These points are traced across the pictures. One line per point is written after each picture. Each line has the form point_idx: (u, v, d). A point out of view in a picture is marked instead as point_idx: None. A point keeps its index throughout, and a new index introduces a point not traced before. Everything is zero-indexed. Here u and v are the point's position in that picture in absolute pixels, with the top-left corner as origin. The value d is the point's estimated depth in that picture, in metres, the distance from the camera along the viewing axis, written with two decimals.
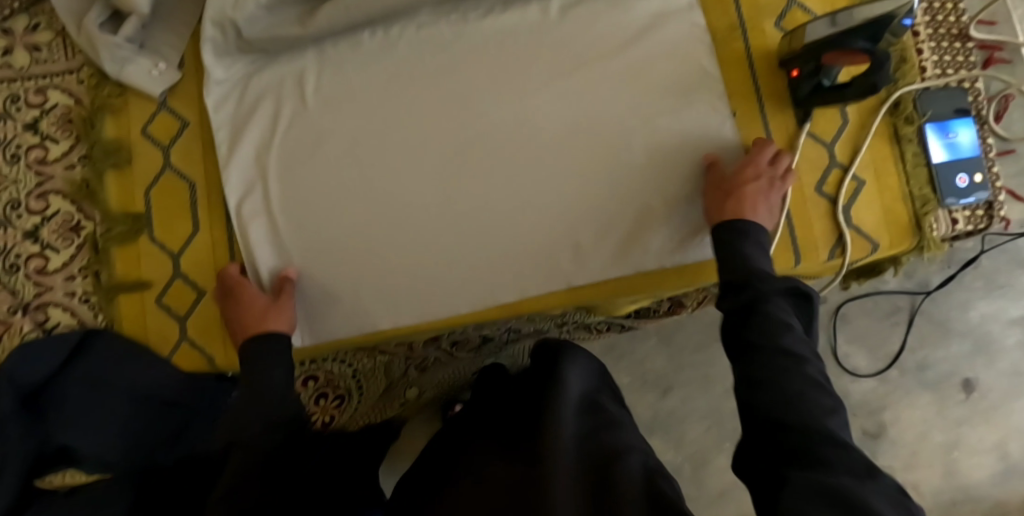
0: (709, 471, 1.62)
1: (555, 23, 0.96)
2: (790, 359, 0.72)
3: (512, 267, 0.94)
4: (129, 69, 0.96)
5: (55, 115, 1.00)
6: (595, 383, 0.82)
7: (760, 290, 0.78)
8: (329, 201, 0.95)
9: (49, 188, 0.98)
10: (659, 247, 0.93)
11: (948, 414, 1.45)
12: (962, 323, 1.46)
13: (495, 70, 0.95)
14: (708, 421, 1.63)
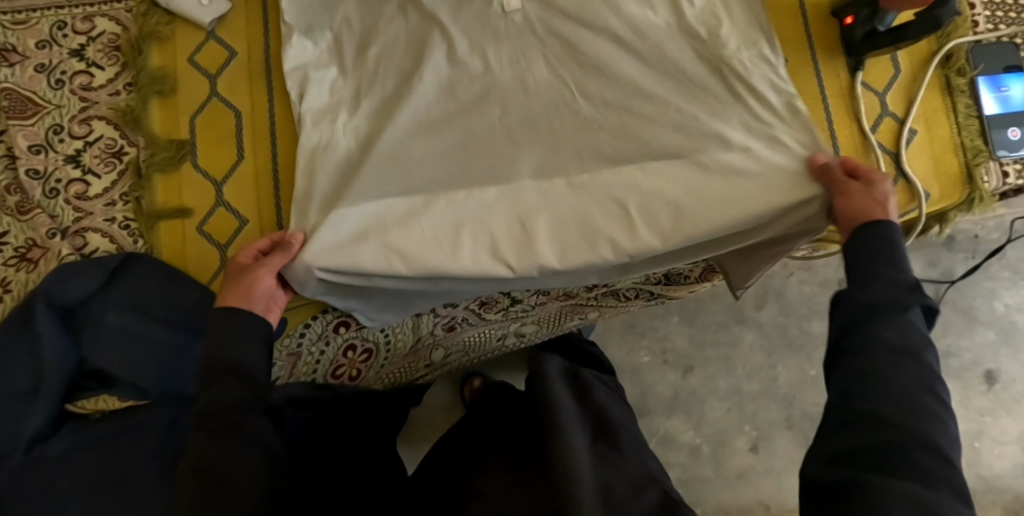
0: (729, 456, 1.59)
1: None
2: (918, 365, 0.68)
3: None
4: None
5: (101, 43, 0.99)
6: (594, 412, 1.08)
7: (903, 294, 0.71)
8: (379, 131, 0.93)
9: (92, 115, 0.98)
10: None
11: (967, 401, 1.57)
12: (988, 314, 1.60)
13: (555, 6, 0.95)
14: (730, 401, 1.62)
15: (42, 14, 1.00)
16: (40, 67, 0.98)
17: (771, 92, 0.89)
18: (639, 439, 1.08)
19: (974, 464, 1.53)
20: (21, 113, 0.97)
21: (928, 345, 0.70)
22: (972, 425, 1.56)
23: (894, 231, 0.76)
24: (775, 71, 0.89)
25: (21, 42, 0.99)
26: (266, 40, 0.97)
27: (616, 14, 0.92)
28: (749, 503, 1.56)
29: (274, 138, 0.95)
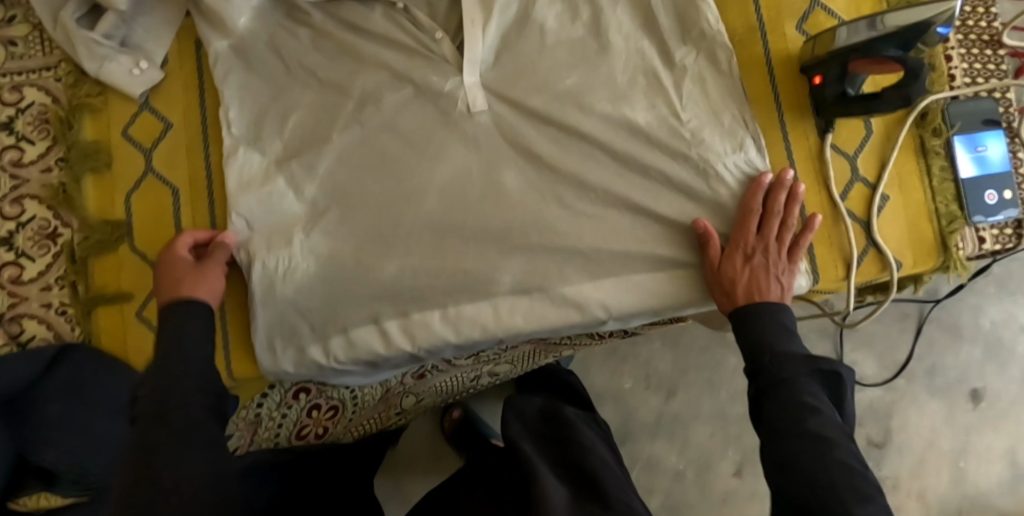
0: (713, 480, 1.52)
1: (568, 29, 0.91)
2: (814, 440, 0.69)
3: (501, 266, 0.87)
4: (108, 67, 0.91)
5: (30, 114, 0.94)
6: (573, 457, 0.99)
7: (779, 370, 0.75)
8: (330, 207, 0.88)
9: (24, 193, 0.93)
10: (662, 265, 0.87)
11: (952, 417, 1.40)
12: (972, 329, 1.42)
13: (509, 71, 0.90)
14: (713, 424, 1.54)
15: None
16: None
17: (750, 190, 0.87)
18: (628, 481, 0.97)
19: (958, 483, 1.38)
20: None
21: (837, 424, 0.71)
22: (956, 444, 1.39)
23: (788, 316, 0.81)
24: (746, 153, 0.88)
25: None
26: (204, 111, 0.92)
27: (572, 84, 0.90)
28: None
29: (213, 217, 0.90)
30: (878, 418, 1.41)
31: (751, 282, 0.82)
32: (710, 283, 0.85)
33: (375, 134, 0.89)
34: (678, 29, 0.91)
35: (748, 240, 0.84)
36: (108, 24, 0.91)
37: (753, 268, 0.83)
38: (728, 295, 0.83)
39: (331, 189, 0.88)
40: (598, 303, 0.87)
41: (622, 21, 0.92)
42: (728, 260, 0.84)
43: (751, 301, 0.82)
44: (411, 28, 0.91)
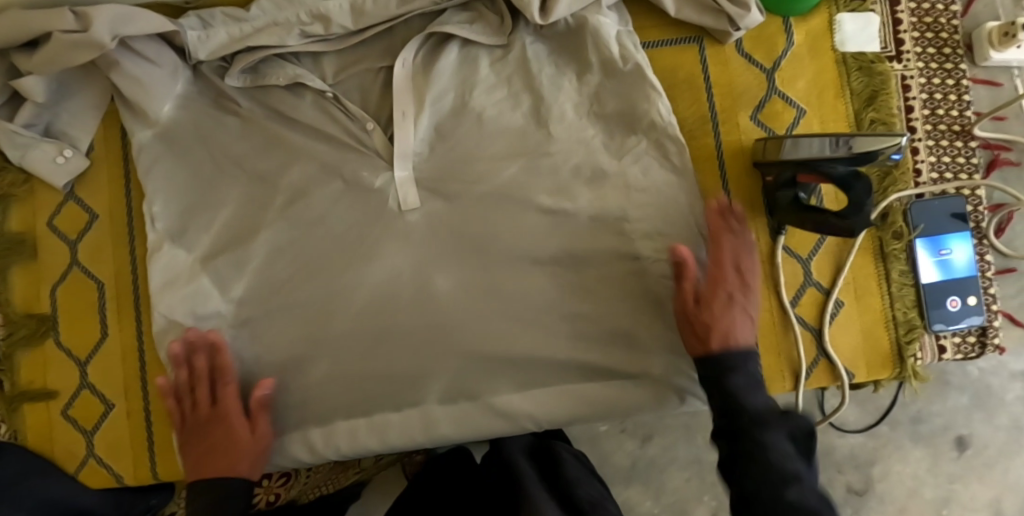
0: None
1: (504, 115, 0.86)
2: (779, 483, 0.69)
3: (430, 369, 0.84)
4: (31, 156, 0.88)
5: None
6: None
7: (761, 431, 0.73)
8: (261, 306, 0.86)
9: None
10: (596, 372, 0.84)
11: (937, 468, 1.14)
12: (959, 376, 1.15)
13: (443, 163, 0.86)
14: (689, 470, 1.18)
15: None
16: None
17: None
18: None
19: None
20: None
21: (795, 459, 0.72)
22: (938, 493, 1.14)
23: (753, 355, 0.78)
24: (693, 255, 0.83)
25: None
26: (130, 202, 0.89)
27: (509, 177, 0.85)
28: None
29: (139, 314, 0.88)
30: (856, 461, 1.15)
31: (729, 325, 0.78)
32: (683, 326, 0.80)
33: (303, 231, 0.86)
34: (625, 116, 0.85)
35: (726, 276, 0.79)
36: (29, 112, 0.87)
37: (731, 306, 0.79)
38: (700, 340, 0.78)
39: (261, 288, 0.86)
40: (525, 413, 0.83)
41: (566, 108, 0.86)
42: (705, 298, 0.79)
43: (723, 337, 0.78)
44: (341, 117, 0.86)
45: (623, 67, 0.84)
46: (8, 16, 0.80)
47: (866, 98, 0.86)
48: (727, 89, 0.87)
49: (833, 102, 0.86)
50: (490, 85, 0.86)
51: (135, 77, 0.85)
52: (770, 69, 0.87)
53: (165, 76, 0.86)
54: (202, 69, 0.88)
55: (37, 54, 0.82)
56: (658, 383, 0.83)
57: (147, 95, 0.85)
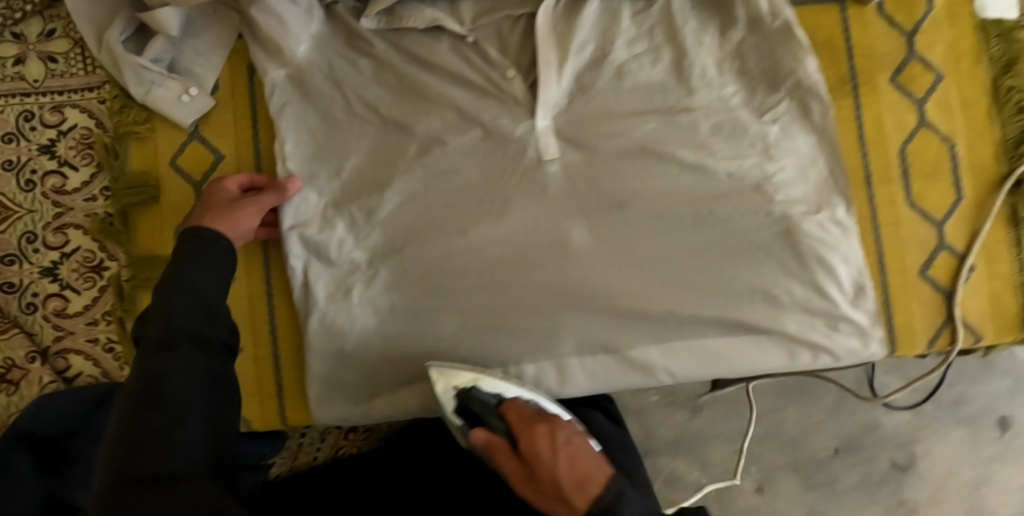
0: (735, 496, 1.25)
1: (645, 69, 0.85)
2: None
3: (562, 322, 0.84)
4: (156, 93, 0.86)
5: (72, 137, 0.89)
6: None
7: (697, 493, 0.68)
8: (395, 254, 0.84)
9: (67, 222, 0.89)
10: (727, 327, 0.84)
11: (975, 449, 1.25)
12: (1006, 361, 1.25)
13: (583, 115, 0.85)
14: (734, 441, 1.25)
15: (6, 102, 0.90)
16: (8, 164, 0.89)
17: (841, 262, 0.83)
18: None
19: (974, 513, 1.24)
20: None
21: None
22: (977, 473, 1.25)
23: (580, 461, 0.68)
24: (832, 212, 0.84)
25: None
26: (257, 143, 0.88)
27: (648, 131, 0.85)
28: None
29: (267, 260, 0.86)
30: (900, 439, 1.25)
31: (571, 454, 0.66)
32: (538, 499, 0.66)
33: (438, 177, 0.84)
34: (768, 74, 0.84)
35: (538, 435, 0.68)
36: (157, 47, 0.85)
37: (563, 444, 0.67)
38: (564, 499, 0.64)
39: (395, 233, 0.85)
40: (663, 368, 0.84)
41: (707, 64, 0.85)
42: (524, 447, 0.68)
43: (584, 488, 0.64)
44: (481, 63, 0.84)
45: (771, 24, 0.83)
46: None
47: (1005, 63, 0.86)
48: (868, 50, 0.86)
49: (970, 68, 0.86)
50: (632, 38, 0.85)
51: (268, 14, 0.82)
52: (909, 33, 0.86)
53: (301, 14, 0.83)
54: (336, 10, 0.86)
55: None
56: (793, 338, 0.84)
57: (284, 32, 0.83)
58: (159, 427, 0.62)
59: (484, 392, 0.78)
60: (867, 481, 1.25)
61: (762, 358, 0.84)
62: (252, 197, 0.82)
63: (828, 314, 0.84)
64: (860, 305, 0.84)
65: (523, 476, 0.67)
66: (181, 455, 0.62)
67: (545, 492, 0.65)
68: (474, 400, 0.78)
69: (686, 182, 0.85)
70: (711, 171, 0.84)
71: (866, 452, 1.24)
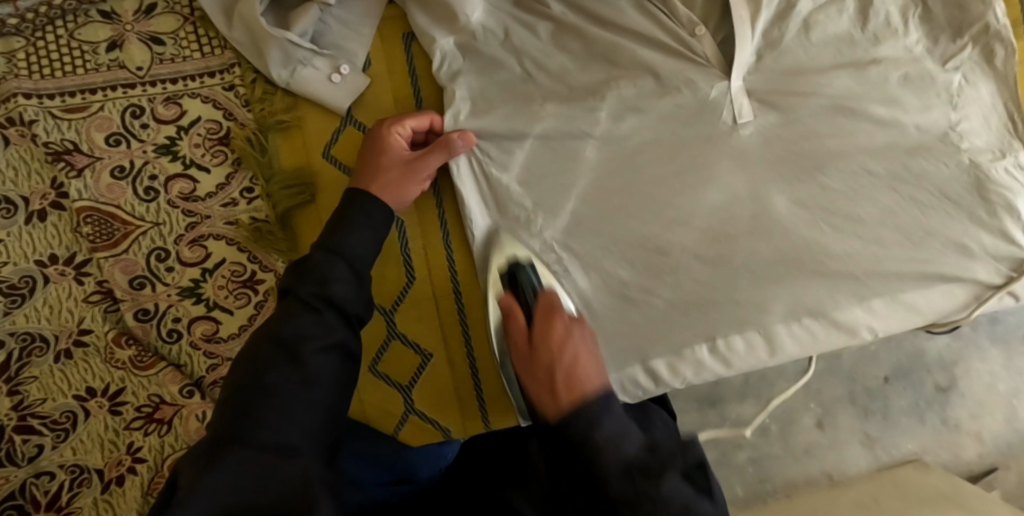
0: (796, 432, 1.23)
1: (832, 19, 0.81)
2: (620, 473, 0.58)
3: (766, 293, 0.80)
4: (305, 75, 0.74)
5: (198, 132, 0.76)
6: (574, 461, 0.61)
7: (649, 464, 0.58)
8: (599, 229, 0.78)
9: (204, 232, 0.76)
10: (918, 281, 0.82)
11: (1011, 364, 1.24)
12: None
13: (775, 72, 0.80)
14: (797, 382, 1.23)
15: (106, 96, 0.75)
16: (119, 171, 0.76)
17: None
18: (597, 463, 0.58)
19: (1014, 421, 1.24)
20: (109, 237, 0.75)
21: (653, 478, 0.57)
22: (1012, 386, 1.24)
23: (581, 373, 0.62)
24: (1015, 157, 0.83)
25: (85, 137, 0.75)
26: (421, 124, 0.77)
27: (839, 85, 0.81)
28: (815, 476, 1.22)
29: (450, 253, 0.78)
30: (943, 362, 1.24)
31: (575, 353, 0.63)
32: (534, 382, 0.63)
33: (632, 150, 0.78)
34: (954, 20, 0.82)
35: (554, 327, 0.65)
36: (307, 19, 0.72)
37: (569, 341, 0.64)
38: (553, 391, 0.61)
39: (592, 210, 0.78)
40: (866, 323, 0.82)
41: (891, 11, 0.82)
42: (540, 335, 0.65)
43: (577, 381, 0.61)
44: (669, 22, 0.77)
45: None
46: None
47: None
48: None
49: None
50: None
51: None
52: None
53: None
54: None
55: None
56: (981, 283, 0.84)
57: None
58: (270, 392, 0.59)
59: (530, 272, 0.72)
60: (915, 405, 1.24)
61: (952, 304, 0.84)
62: (422, 161, 0.74)
63: (1011, 256, 0.83)
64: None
65: (525, 364, 0.65)
66: (286, 424, 0.58)
67: (540, 381, 0.63)
68: (519, 275, 0.72)
69: (877, 135, 0.81)
70: (900, 122, 0.81)
71: (915, 377, 1.23)
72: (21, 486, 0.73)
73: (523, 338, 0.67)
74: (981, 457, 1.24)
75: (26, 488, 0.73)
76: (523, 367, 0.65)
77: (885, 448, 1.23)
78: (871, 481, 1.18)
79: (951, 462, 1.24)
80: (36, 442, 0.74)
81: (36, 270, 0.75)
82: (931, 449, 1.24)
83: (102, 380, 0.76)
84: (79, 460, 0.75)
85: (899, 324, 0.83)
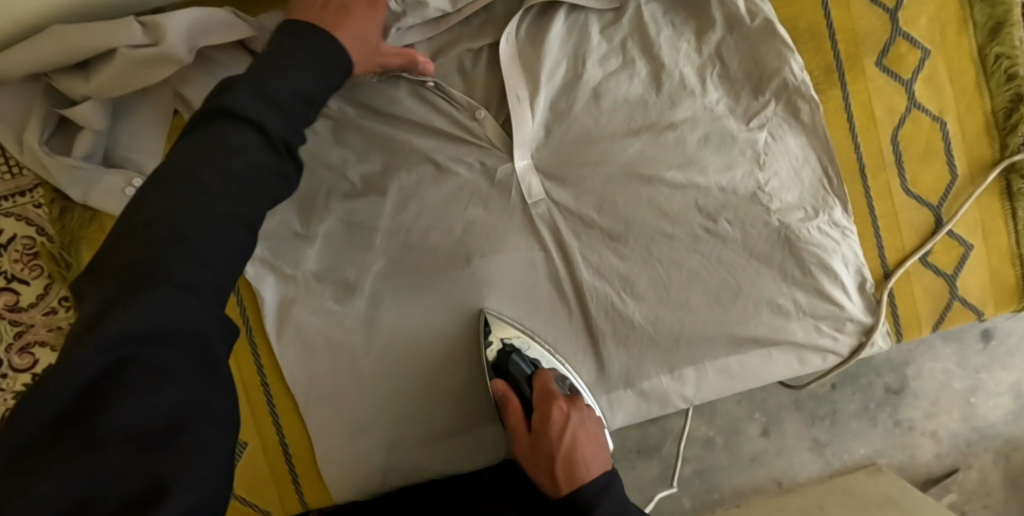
0: (742, 441, 1.14)
1: (627, 87, 0.79)
2: None
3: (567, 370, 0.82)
4: (95, 192, 0.77)
5: (16, 249, 0.81)
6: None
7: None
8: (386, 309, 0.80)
9: (29, 340, 0.82)
10: (749, 338, 0.81)
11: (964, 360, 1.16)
12: None
13: (568, 143, 0.79)
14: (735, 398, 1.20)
15: None
16: None
17: (845, 271, 0.81)
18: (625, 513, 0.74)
19: (969, 415, 1.17)
20: None
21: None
22: (968, 383, 1.16)
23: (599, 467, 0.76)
24: (830, 215, 0.80)
25: None
26: None
27: (646, 148, 0.79)
28: (762, 483, 1.15)
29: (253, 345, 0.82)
30: (892, 363, 1.16)
31: (574, 437, 0.77)
32: (532, 462, 0.78)
33: (424, 232, 0.79)
34: (751, 76, 0.79)
35: (554, 412, 0.78)
36: (85, 142, 0.76)
37: (567, 425, 0.78)
38: (555, 477, 0.76)
39: (384, 287, 0.80)
40: (678, 393, 0.82)
41: (686, 72, 0.79)
42: (540, 420, 0.78)
43: (577, 471, 0.75)
44: (448, 108, 0.78)
45: (750, 23, 0.78)
46: (64, 33, 0.72)
47: (990, 30, 0.81)
48: (853, 35, 0.81)
49: (955, 38, 0.81)
50: (601, 57, 0.79)
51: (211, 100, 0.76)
52: (892, 8, 0.80)
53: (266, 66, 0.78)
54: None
55: (94, 79, 0.74)
56: (800, 345, 0.82)
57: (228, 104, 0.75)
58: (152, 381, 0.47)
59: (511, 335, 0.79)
60: (864, 409, 1.17)
61: (771, 367, 0.83)
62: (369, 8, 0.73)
63: (832, 315, 0.81)
64: (856, 300, 0.81)
65: (527, 451, 0.78)
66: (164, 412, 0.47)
67: (541, 466, 0.77)
68: (509, 367, 0.80)
69: (689, 197, 0.80)
70: (702, 187, 0.80)
71: (864, 381, 1.15)
72: None
73: (516, 418, 0.78)
74: (939, 458, 1.18)
75: None
76: (521, 448, 0.78)
77: (835, 453, 1.16)
78: (819, 490, 1.11)
79: (908, 464, 1.17)
80: None
81: None
82: (884, 451, 1.17)
83: None
84: None
85: (716, 387, 0.83)
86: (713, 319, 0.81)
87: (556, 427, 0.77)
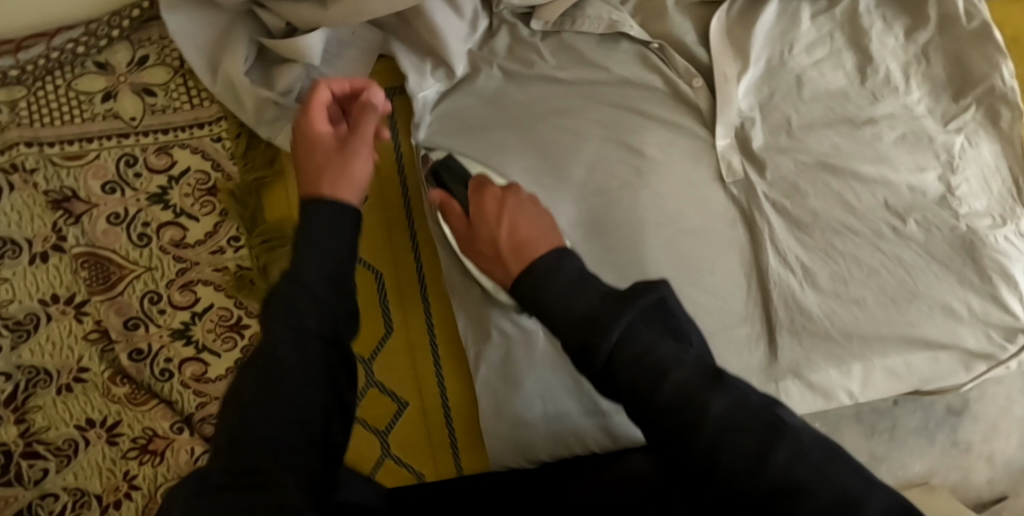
0: None
1: (832, 76, 0.79)
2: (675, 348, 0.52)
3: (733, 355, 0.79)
4: (285, 129, 0.75)
5: (186, 183, 0.79)
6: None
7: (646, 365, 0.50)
8: None
9: (191, 277, 0.80)
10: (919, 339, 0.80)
11: None
12: None
13: (769, 125, 0.79)
14: None
15: (101, 145, 0.78)
16: (115, 217, 0.79)
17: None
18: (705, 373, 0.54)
19: None
20: (102, 281, 0.79)
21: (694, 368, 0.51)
22: None
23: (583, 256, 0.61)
24: (1016, 223, 0.80)
25: (83, 185, 0.78)
26: (404, 180, 0.81)
27: (846, 138, 0.79)
28: None
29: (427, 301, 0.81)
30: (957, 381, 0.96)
31: (514, 220, 0.66)
32: (479, 252, 0.68)
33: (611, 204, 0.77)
34: (954, 79, 0.80)
35: (486, 199, 0.69)
36: (289, 77, 0.73)
37: (503, 208, 0.67)
38: (500, 258, 0.65)
39: None
40: (843, 387, 0.80)
41: (891, 68, 0.79)
42: (473, 209, 0.69)
43: (523, 248, 0.63)
44: (666, 70, 0.79)
45: (966, 25, 0.79)
46: None
47: None
48: None
49: None
50: (811, 45, 0.79)
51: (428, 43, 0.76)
52: None
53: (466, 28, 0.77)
54: (503, 16, 0.79)
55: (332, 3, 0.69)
56: (971, 353, 0.81)
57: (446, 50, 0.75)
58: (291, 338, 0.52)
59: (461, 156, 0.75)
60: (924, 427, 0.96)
61: (941, 376, 0.81)
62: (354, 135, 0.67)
63: (1006, 322, 0.80)
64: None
65: (470, 245, 0.69)
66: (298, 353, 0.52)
67: (488, 256, 0.67)
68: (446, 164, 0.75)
69: (879, 191, 0.79)
70: (888, 183, 0.79)
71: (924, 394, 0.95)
72: (27, 507, 0.78)
73: (461, 220, 0.71)
74: (993, 484, 0.97)
75: (31, 509, 0.78)
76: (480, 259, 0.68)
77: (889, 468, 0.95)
78: None
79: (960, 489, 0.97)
80: (41, 466, 0.78)
81: (39, 308, 0.78)
82: (938, 471, 0.96)
83: (100, 411, 0.80)
84: (80, 484, 0.79)
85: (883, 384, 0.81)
86: (888, 316, 0.79)
87: (478, 208, 0.68)
